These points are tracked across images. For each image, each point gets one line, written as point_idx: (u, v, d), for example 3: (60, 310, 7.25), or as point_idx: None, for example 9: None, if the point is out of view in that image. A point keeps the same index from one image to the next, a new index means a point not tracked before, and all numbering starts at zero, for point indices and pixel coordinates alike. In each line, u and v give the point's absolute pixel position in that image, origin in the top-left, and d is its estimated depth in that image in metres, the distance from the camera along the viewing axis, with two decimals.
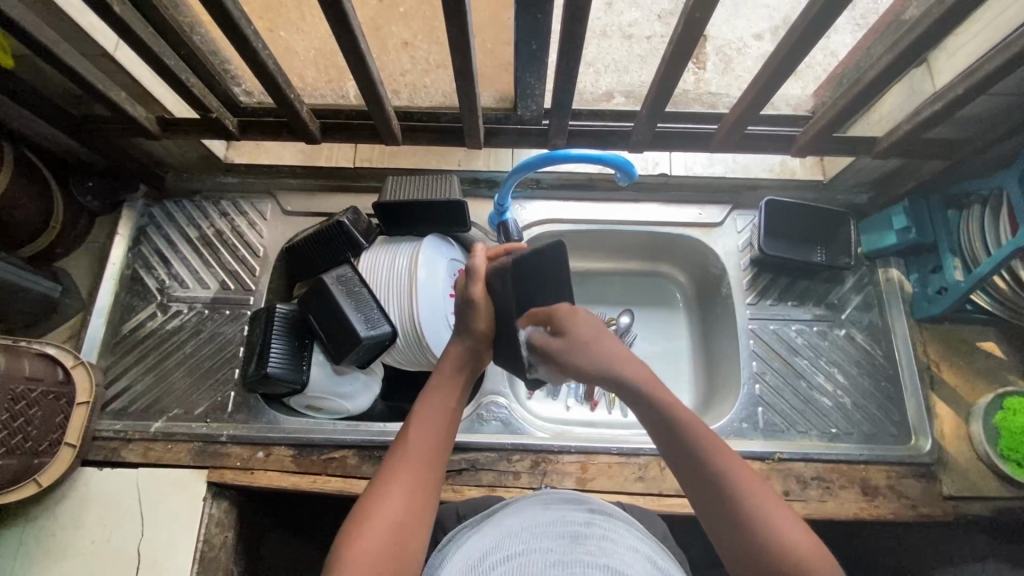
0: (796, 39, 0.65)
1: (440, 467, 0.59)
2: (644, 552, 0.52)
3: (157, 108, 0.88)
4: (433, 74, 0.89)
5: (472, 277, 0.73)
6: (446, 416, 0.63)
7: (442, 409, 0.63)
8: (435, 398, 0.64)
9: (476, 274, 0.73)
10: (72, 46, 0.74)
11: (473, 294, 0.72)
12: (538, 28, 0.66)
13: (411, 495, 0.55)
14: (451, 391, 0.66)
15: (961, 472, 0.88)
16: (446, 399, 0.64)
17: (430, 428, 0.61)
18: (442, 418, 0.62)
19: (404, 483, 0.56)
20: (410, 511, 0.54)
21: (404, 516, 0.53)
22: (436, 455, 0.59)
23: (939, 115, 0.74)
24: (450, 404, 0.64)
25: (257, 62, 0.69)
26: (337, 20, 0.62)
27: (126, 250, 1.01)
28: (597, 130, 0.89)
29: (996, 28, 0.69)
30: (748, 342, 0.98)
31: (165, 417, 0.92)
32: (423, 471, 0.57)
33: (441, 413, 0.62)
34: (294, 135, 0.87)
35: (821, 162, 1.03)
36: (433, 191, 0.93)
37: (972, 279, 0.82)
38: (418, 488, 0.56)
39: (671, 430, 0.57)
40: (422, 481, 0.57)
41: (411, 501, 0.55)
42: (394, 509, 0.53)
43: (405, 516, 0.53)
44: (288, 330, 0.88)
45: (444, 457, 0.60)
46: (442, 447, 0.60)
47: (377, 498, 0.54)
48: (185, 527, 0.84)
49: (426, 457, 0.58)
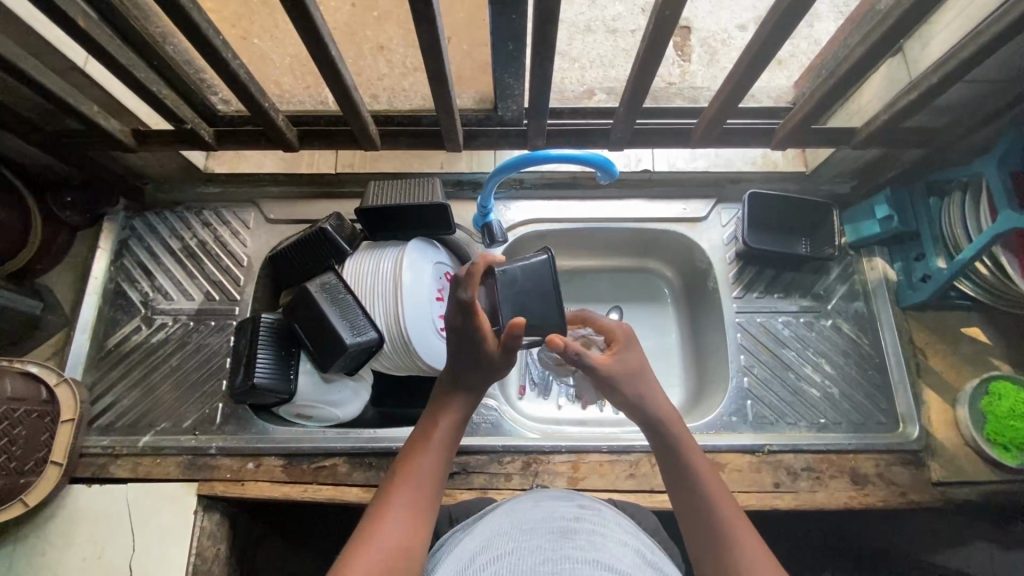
0: (769, 32, 0.65)
1: (439, 491, 0.59)
2: (634, 545, 0.52)
3: (131, 120, 0.87)
4: (411, 78, 0.88)
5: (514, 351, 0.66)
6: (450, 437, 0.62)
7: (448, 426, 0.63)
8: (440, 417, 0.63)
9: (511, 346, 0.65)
10: (39, 61, 0.73)
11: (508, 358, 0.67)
12: (513, 29, 0.65)
13: (411, 513, 0.55)
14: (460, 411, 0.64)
15: (950, 457, 0.88)
16: (453, 421, 0.63)
17: (433, 452, 0.60)
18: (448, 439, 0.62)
19: (403, 508, 0.55)
20: (409, 538, 0.53)
21: (405, 531, 0.53)
22: (436, 480, 0.58)
23: (915, 104, 0.74)
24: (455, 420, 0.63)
25: (227, 72, 0.68)
26: (304, 26, 0.61)
27: (108, 264, 1.00)
28: (577, 128, 0.88)
29: (968, 17, 0.69)
30: (735, 335, 0.98)
31: (154, 431, 0.91)
32: (424, 497, 0.57)
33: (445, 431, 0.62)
34: (271, 143, 0.86)
35: (803, 154, 1.03)
36: (415, 194, 0.92)
37: (954, 267, 0.83)
38: (417, 513, 0.55)
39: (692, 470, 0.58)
40: (419, 504, 0.56)
41: (411, 520, 0.54)
42: (395, 526, 0.53)
43: (404, 543, 0.52)
44: (272, 339, 0.87)
45: (444, 480, 0.59)
46: (442, 470, 0.60)
47: (377, 518, 0.54)
48: (177, 541, 0.83)
49: (429, 472, 0.58)
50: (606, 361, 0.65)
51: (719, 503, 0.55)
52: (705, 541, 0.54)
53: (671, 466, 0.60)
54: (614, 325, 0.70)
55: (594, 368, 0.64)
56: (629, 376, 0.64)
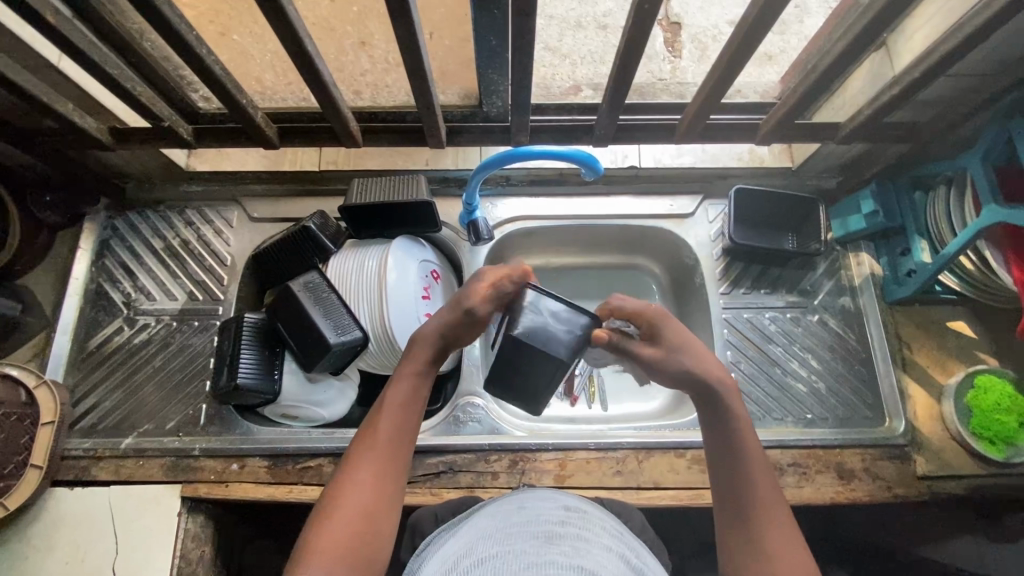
0: (751, 26, 0.65)
1: (407, 449, 0.59)
2: (619, 550, 0.51)
3: (109, 118, 0.85)
4: (394, 74, 0.87)
5: (479, 324, 0.66)
6: (414, 395, 0.62)
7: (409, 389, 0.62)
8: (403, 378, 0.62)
9: (478, 321, 0.66)
10: (11, 57, 0.72)
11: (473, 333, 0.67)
12: (493, 25, 0.64)
13: (378, 475, 0.56)
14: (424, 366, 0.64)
15: (936, 452, 0.89)
16: (416, 381, 0.63)
17: (397, 412, 0.60)
18: (412, 399, 0.61)
19: (369, 471, 0.56)
20: (377, 497, 0.54)
21: (373, 496, 0.54)
22: (402, 441, 0.58)
23: (899, 99, 0.74)
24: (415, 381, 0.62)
25: (203, 69, 0.67)
26: (280, 24, 0.60)
27: (89, 264, 0.98)
28: (561, 125, 0.88)
29: (952, 9, 0.69)
30: (723, 332, 0.98)
31: (136, 433, 0.90)
32: (392, 458, 0.57)
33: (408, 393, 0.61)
34: (252, 140, 0.85)
35: (789, 150, 1.05)
36: (399, 192, 0.91)
37: (938, 261, 0.83)
38: (386, 474, 0.56)
39: (734, 436, 0.59)
40: (385, 466, 0.56)
41: (378, 482, 0.55)
42: (361, 490, 0.54)
43: (373, 506, 0.54)
44: (256, 339, 0.87)
45: (411, 439, 0.60)
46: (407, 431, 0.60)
47: (344, 482, 0.55)
48: (159, 543, 0.83)
49: (395, 436, 0.58)
50: (645, 349, 0.65)
51: (753, 467, 0.57)
52: (732, 498, 0.56)
53: (716, 429, 0.59)
54: (633, 308, 0.67)
55: (638, 355, 0.65)
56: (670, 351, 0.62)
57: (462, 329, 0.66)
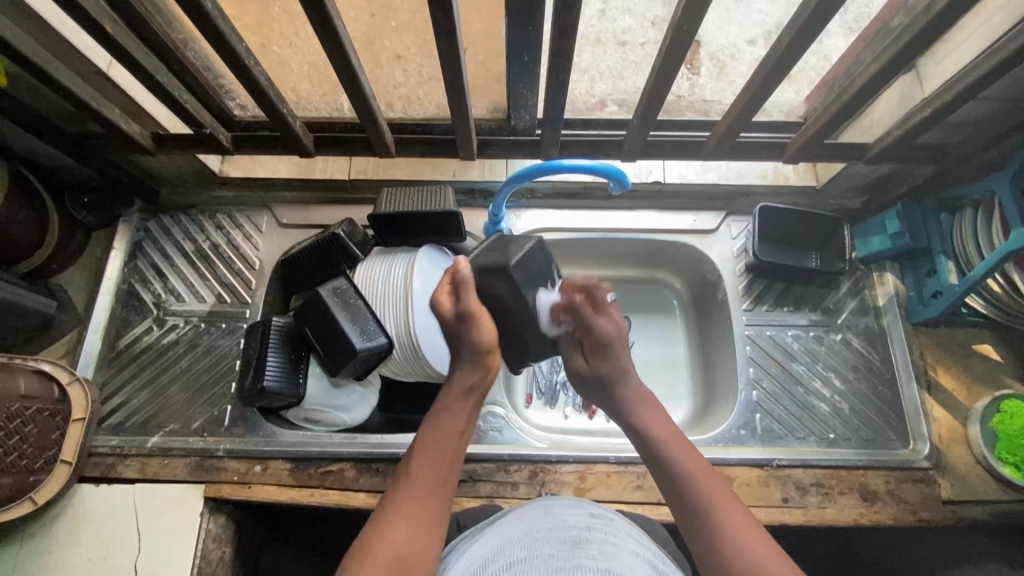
0: (784, 49, 0.66)
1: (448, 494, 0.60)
2: (645, 555, 0.51)
3: (151, 123, 0.88)
4: (427, 86, 0.89)
5: (472, 317, 0.70)
6: (452, 440, 0.64)
7: (446, 435, 0.64)
8: (438, 422, 0.66)
9: (468, 314, 0.70)
10: (64, 64, 0.75)
11: (478, 343, 0.70)
12: (529, 40, 0.66)
13: (418, 519, 0.56)
14: (454, 414, 0.66)
15: (960, 475, 0.88)
16: (451, 423, 0.65)
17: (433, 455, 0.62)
18: (449, 443, 0.64)
19: (409, 509, 0.57)
20: (413, 547, 0.54)
21: (411, 542, 0.54)
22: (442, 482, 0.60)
23: (929, 121, 0.75)
24: (456, 428, 0.65)
25: (250, 79, 0.70)
26: (326, 34, 0.62)
27: (122, 264, 1.01)
28: (589, 140, 0.89)
29: (984, 36, 0.69)
30: (746, 348, 0.98)
31: (163, 432, 0.91)
32: (429, 509, 0.57)
33: (448, 438, 0.64)
34: (288, 149, 0.88)
35: (814, 168, 1.04)
36: (429, 202, 0.92)
37: (966, 283, 0.83)
38: (423, 525, 0.56)
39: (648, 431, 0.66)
40: (422, 510, 0.57)
41: (418, 527, 0.55)
42: (399, 533, 0.54)
43: (411, 547, 0.53)
44: (283, 344, 0.88)
45: (452, 481, 0.61)
46: (446, 473, 0.61)
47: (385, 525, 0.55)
48: (182, 541, 0.84)
49: (437, 476, 0.60)
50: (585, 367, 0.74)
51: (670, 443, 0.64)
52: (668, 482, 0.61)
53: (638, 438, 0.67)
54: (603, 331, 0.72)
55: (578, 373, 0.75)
56: (606, 382, 0.72)
57: (459, 338, 0.71)
